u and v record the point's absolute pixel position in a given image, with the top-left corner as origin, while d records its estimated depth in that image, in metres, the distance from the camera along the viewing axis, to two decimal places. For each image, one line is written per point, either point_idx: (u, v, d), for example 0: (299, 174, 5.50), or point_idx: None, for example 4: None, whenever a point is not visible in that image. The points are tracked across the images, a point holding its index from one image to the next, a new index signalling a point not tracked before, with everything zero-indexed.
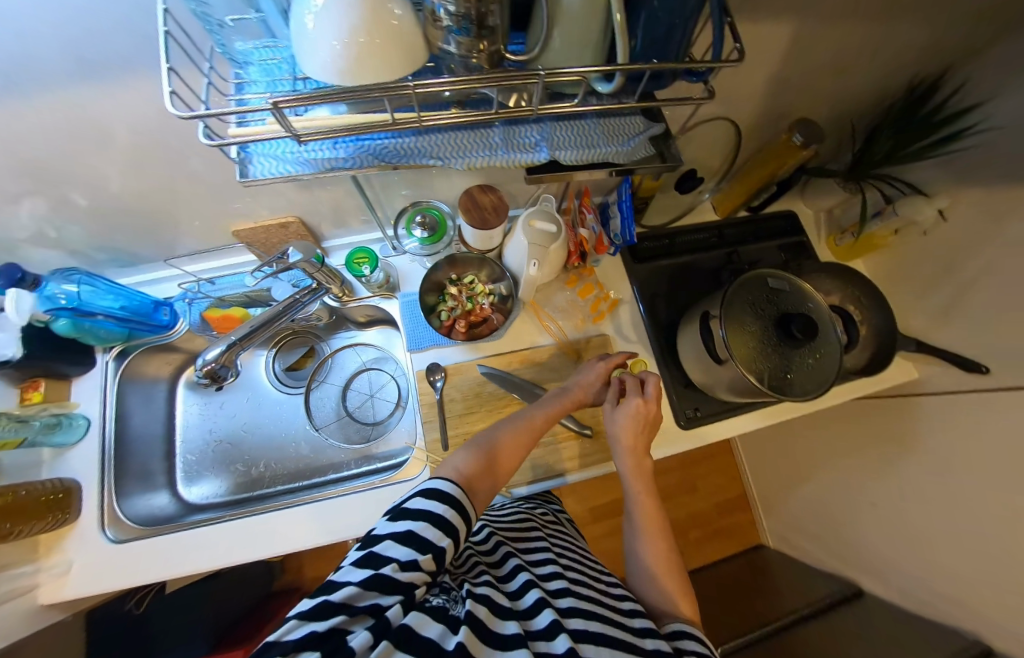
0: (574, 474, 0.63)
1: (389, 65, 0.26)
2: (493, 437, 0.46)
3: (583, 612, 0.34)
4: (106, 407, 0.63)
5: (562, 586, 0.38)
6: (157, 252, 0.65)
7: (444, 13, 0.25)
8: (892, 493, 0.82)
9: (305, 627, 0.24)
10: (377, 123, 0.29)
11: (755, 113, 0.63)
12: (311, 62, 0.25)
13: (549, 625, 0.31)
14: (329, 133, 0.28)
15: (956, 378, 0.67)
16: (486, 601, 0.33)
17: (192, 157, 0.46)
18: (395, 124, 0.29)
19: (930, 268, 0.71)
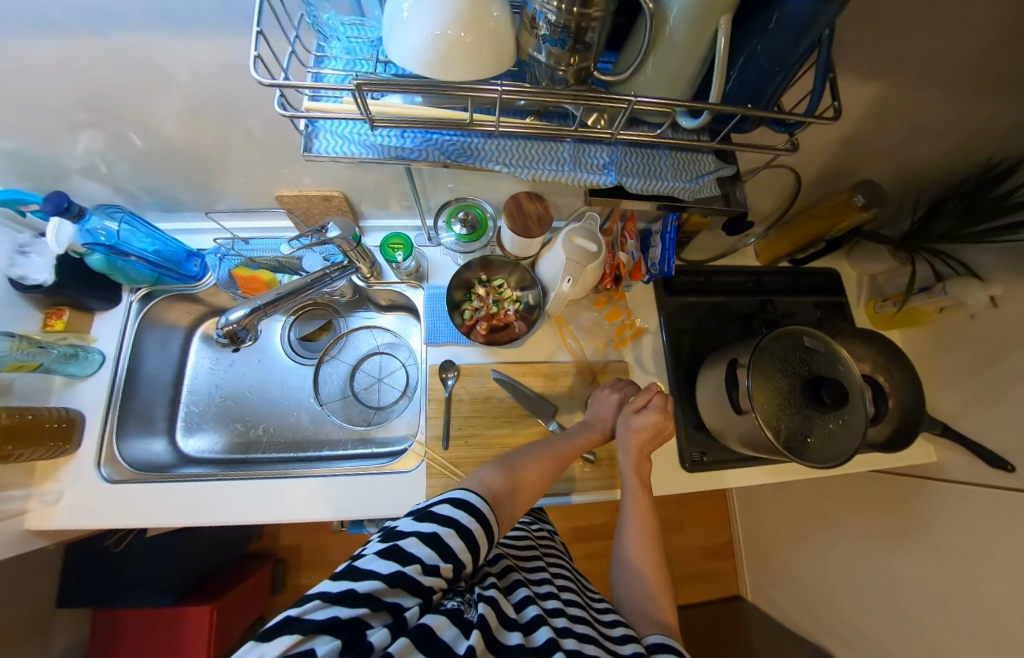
0: (580, 494, 0.61)
1: (477, 63, 0.25)
2: (520, 460, 0.46)
3: (579, 634, 0.34)
4: (122, 346, 0.64)
5: (558, 604, 0.38)
6: (199, 203, 0.65)
7: (544, 21, 0.24)
8: (889, 575, 0.79)
9: (330, 610, 0.24)
10: (452, 121, 0.28)
11: (819, 166, 0.61)
12: (400, 49, 0.25)
13: (548, 641, 0.30)
14: (404, 123, 0.28)
15: (979, 470, 0.65)
16: (492, 603, 0.33)
17: (254, 118, 0.46)
18: (471, 125, 0.28)
19: (970, 353, 0.68)
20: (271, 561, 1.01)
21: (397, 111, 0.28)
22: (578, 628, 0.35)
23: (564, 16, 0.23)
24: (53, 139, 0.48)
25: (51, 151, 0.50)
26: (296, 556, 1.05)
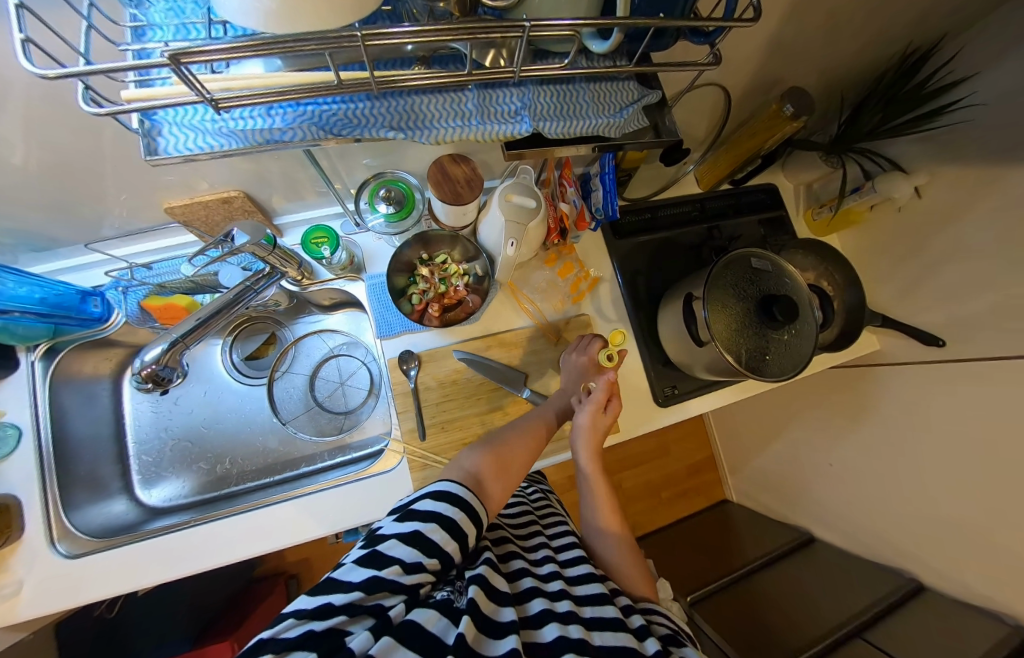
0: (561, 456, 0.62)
1: (337, 7, 0.20)
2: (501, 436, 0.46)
3: (575, 598, 0.35)
4: (40, 414, 0.56)
5: (553, 570, 0.39)
6: (76, 235, 0.55)
7: None
8: (847, 454, 0.89)
9: (303, 626, 0.23)
10: (319, 87, 0.23)
11: (750, 80, 0.59)
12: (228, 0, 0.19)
13: (541, 612, 0.32)
14: (260, 98, 0.23)
15: (915, 349, 0.72)
16: (481, 582, 0.32)
17: (104, 123, 0.38)
18: (341, 86, 0.23)
19: (900, 244, 0.73)
20: (282, 579, 1.00)
21: (239, 82, 0.22)
22: (572, 590, 0.36)
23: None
24: None
25: None
26: (306, 568, 1.03)
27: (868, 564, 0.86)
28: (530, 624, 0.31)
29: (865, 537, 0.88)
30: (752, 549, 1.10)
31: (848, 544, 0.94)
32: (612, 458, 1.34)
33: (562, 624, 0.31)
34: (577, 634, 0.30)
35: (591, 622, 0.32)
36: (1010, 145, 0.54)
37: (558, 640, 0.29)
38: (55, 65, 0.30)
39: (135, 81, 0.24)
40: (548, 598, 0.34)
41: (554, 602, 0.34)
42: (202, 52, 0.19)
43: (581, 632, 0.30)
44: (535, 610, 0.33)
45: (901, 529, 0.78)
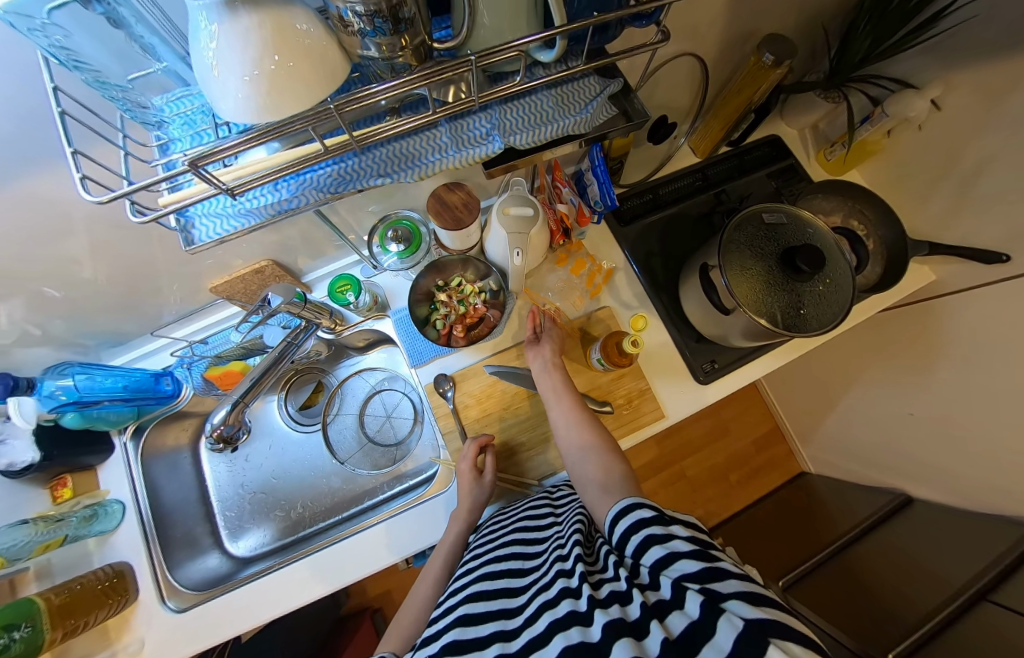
0: None
1: (309, 87, 0.23)
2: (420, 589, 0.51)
3: (568, 572, 0.36)
4: (137, 487, 0.64)
5: (555, 562, 0.39)
6: (143, 325, 0.64)
7: (354, 16, 0.22)
8: (928, 401, 0.80)
9: None
10: (309, 157, 0.26)
11: (721, 42, 0.58)
12: (224, 103, 0.23)
13: (538, 608, 0.33)
14: (264, 178, 0.26)
15: (977, 272, 0.65)
16: (451, 648, 0.31)
17: (152, 230, 0.45)
18: (328, 151, 0.26)
19: (932, 162, 0.66)
20: (368, 613, 1.03)
21: (247, 168, 0.26)
22: (567, 565, 0.37)
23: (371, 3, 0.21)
24: None
25: None
26: (389, 599, 1.08)
27: (982, 520, 0.76)
28: (526, 623, 0.32)
29: (972, 489, 0.78)
30: (839, 521, 1.00)
31: (954, 500, 0.83)
32: (667, 447, 1.28)
33: (552, 609, 0.31)
34: (565, 609, 0.31)
35: (579, 588, 0.33)
36: (1014, 38, 0.50)
37: (549, 626, 0.30)
38: (108, 190, 0.37)
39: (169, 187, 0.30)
40: (547, 589, 0.35)
41: (550, 590, 0.35)
42: (212, 154, 0.23)
43: (570, 605, 0.31)
44: (530, 612, 0.33)
45: (1011, 474, 0.68)
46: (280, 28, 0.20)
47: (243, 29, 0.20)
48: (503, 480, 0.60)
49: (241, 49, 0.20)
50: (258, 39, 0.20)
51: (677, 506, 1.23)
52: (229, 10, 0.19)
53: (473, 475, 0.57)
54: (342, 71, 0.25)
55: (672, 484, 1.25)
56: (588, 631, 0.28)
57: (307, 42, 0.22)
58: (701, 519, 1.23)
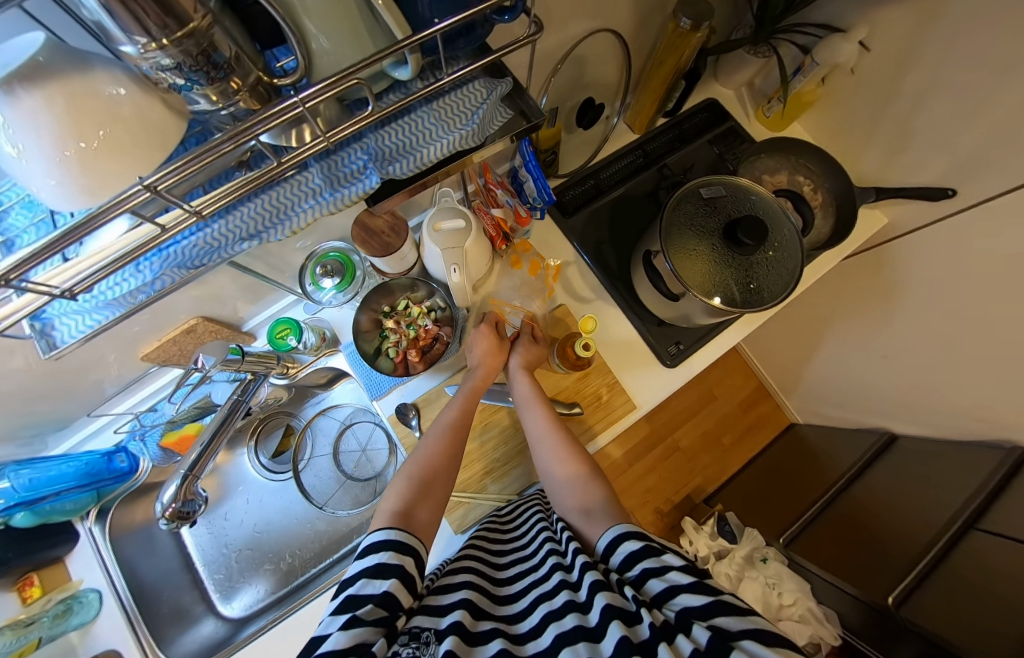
0: None
1: (136, 156, 0.19)
2: (418, 459, 0.46)
3: (573, 584, 0.35)
4: (111, 572, 0.62)
5: (554, 565, 0.39)
6: (80, 407, 0.60)
7: (158, 71, 0.18)
8: (898, 341, 0.81)
9: None
10: (149, 241, 0.24)
11: (636, 13, 0.55)
12: (40, 193, 0.19)
13: (541, 619, 0.33)
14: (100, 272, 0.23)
15: (925, 211, 0.64)
16: (458, 630, 0.31)
17: None
18: (167, 232, 0.24)
19: (869, 105, 0.65)
20: None
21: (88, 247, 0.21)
22: (572, 574, 0.36)
23: (178, 53, 0.17)
24: None
25: None
26: None
27: (965, 449, 0.77)
28: (527, 637, 0.32)
29: (951, 419, 0.79)
30: (831, 467, 1.02)
31: (935, 431, 0.85)
32: (658, 421, 1.29)
33: (557, 622, 0.32)
34: (573, 624, 0.31)
35: (587, 603, 0.32)
36: None
37: (555, 642, 0.30)
38: None
39: (15, 295, 0.25)
40: (548, 597, 0.35)
41: (552, 599, 0.34)
42: (29, 261, 0.20)
43: (576, 619, 0.31)
44: (534, 623, 0.33)
45: (988, 401, 0.69)
46: (76, 93, 0.16)
47: (30, 110, 0.15)
48: (484, 499, 0.59)
49: (22, 134, 0.16)
50: (53, 119, 0.16)
51: (676, 478, 1.25)
52: (2, 92, 0.14)
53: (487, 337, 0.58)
54: (180, 132, 0.22)
55: (667, 460, 1.26)
56: (598, 647, 0.28)
57: (134, 112, 0.18)
58: (700, 487, 1.25)
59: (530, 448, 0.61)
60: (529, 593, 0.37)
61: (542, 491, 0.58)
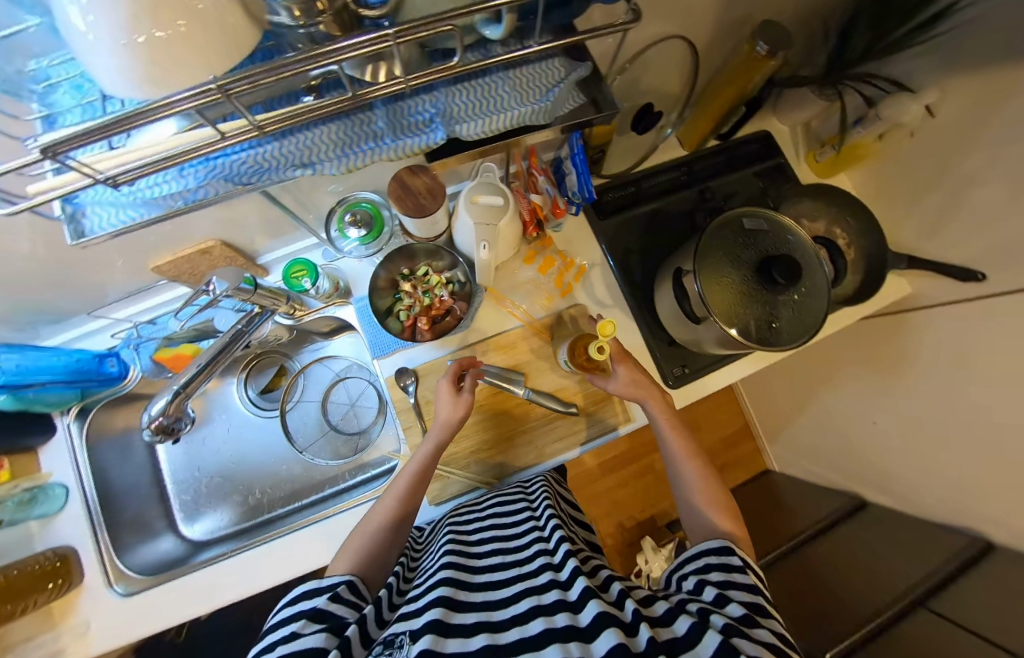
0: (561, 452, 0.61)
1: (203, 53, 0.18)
2: (368, 529, 0.45)
3: (563, 585, 0.34)
4: (81, 470, 0.62)
5: (543, 565, 0.38)
6: (82, 305, 0.59)
7: None
8: (891, 410, 0.82)
9: None
10: (204, 144, 0.23)
11: (716, 27, 0.54)
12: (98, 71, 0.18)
13: (528, 610, 0.31)
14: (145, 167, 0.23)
15: (950, 289, 0.65)
16: (435, 626, 0.29)
17: None
18: (225, 140, 0.23)
19: (920, 172, 0.64)
20: None
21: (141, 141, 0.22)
22: (564, 573, 0.35)
23: None
24: None
25: None
26: None
27: (929, 526, 0.79)
28: (512, 625, 0.30)
29: (922, 494, 0.81)
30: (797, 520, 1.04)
31: (905, 504, 0.87)
32: (640, 440, 1.30)
33: (547, 617, 0.29)
34: (563, 623, 0.29)
35: (579, 604, 0.31)
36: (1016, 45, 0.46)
37: (541, 634, 0.28)
38: None
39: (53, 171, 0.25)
40: (537, 593, 0.33)
41: (542, 596, 0.32)
42: (76, 139, 0.19)
43: (567, 620, 0.29)
44: (519, 611, 0.31)
45: (964, 485, 0.71)
46: None
47: None
48: (463, 476, 0.60)
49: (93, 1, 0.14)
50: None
51: (645, 497, 1.27)
52: None
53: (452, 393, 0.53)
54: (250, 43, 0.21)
55: (640, 478, 1.28)
56: (591, 647, 0.26)
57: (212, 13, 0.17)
58: (666, 510, 1.27)
59: (518, 437, 0.61)
60: (513, 587, 0.35)
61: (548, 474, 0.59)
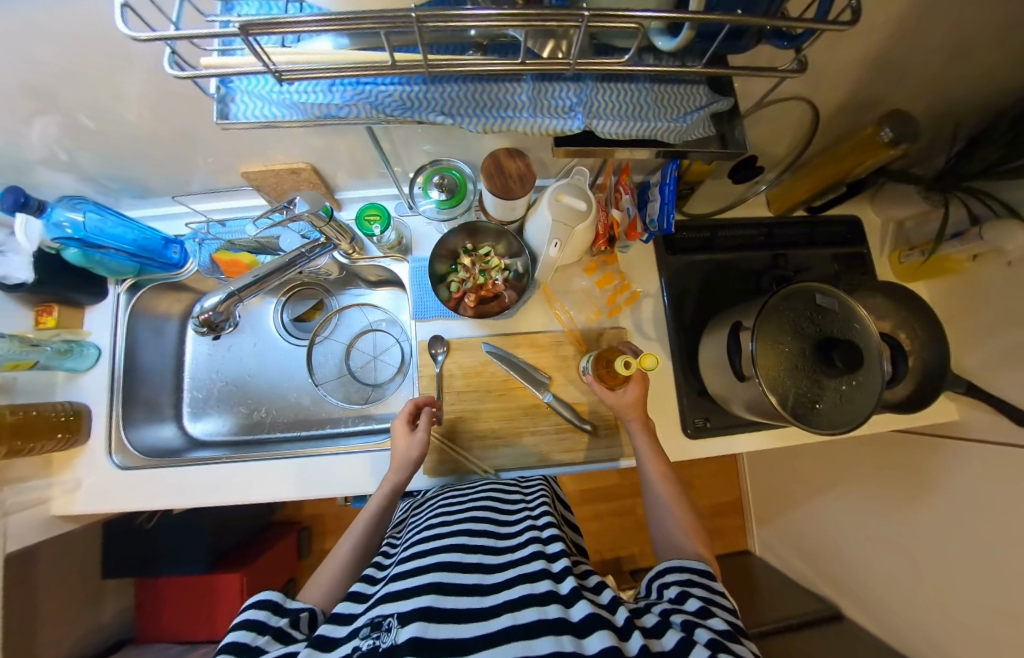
0: (564, 465, 0.60)
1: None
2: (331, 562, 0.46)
3: (555, 575, 0.36)
4: (116, 339, 0.64)
5: (534, 551, 0.40)
6: (167, 188, 0.62)
7: None
8: (898, 533, 0.78)
9: None
10: (375, 65, 0.24)
11: (845, 101, 0.53)
12: None
13: (521, 597, 0.33)
14: (315, 72, 0.24)
15: (1001, 429, 0.61)
16: (426, 613, 0.30)
17: (175, 87, 0.41)
18: (395, 67, 0.24)
19: (1006, 303, 0.62)
20: (296, 529, 1.07)
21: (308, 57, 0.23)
22: (554, 567, 0.37)
23: None
24: (5, 131, 0.46)
25: (5, 142, 0.48)
26: (319, 522, 1.12)
27: None
28: (507, 606, 0.32)
29: (905, 629, 0.77)
30: (764, 612, 1.00)
31: (882, 632, 0.82)
32: (628, 480, 1.27)
33: (539, 607, 0.31)
34: (555, 615, 0.31)
35: (570, 598, 0.33)
36: None
37: (534, 624, 0.30)
38: (147, 29, 0.33)
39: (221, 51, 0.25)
40: (529, 581, 0.35)
41: (534, 584, 0.34)
42: (268, 24, 0.19)
43: (559, 612, 0.31)
44: (511, 597, 0.33)
45: (952, 633, 0.67)
46: None
47: None
48: (464, 458, 0.59)
49: None
50: None
51: (615, 537, 1.25)
52: None
53: (410, 429, 0.55)
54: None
55: (617, 518, 1.26)
56: (582, 643, 0.28)
57: None
58: (632, 557, 1.24)
59: (527, 437, 0.61)
60: (504, 572, 0.37)
61: (547, 480, 0.58)
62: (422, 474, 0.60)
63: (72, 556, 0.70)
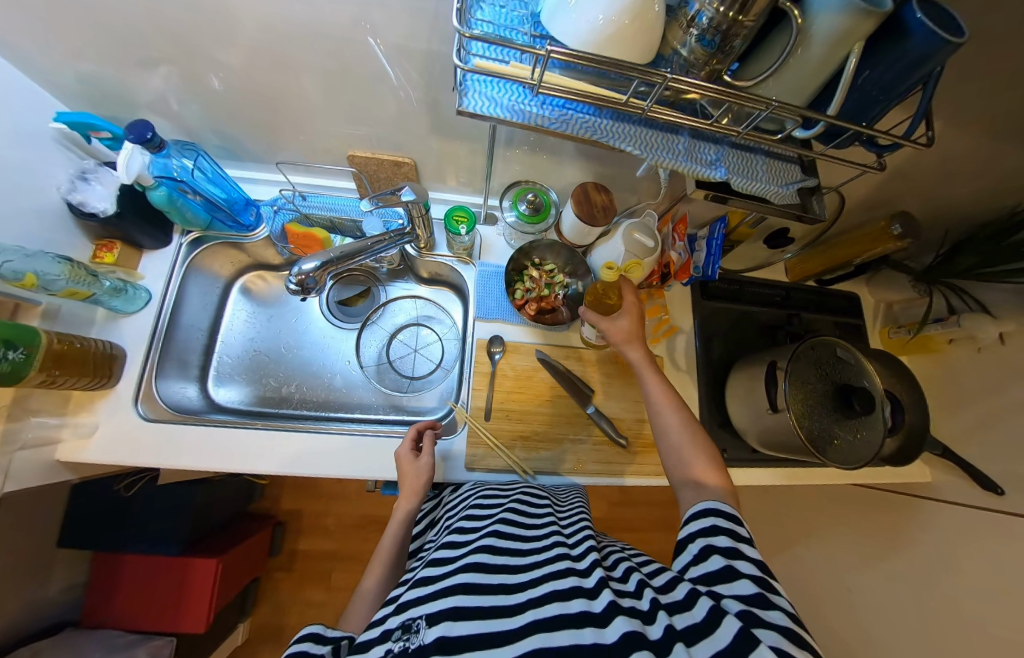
0: (599, 478, 0.62)
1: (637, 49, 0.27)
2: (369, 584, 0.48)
3: (580, 572, 0.36)
4: (169, 287, 0.64)
5: (560, 553, 0.39)
6: (263, 153, 0.66)
7: (701, 22, 0.26)
8: (875, 587, 0.83)
9: None
10: (610, 100, 0.30)
11: (862, 195, 0.65)
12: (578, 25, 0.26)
13: (546, 592, 0.33)
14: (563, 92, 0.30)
15: (970, 494, 0.70)
16: (454, 611, 0.30)
17: (332, 68, 0.46)
18: (626, 105, 0.30)
19: (974, 383, 0.73)
20: (271, 523, 0.99)
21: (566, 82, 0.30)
22: (580, 564, 0.38)
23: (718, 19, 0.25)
24: (132, 71, 0.49)
25: (131, 80, 0.51)
26: (296, 519, 1.04)
27: None
28: (540, 601, 0.32)
29: None
30: None
31: None
32: (617, 513, 1.28)
33: (562, 601, 0.32)
34: (578, 607, 0.31)
35: (593, 592, 0.33)
36: None
37: (557, 616, 0.30)
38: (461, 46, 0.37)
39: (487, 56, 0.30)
40: (558, 576, 0.35)
41: (561, 578, 0.35)
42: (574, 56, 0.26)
43: (583, 605, 0.32)
44: (539, 593, 0.33)
45: None
46: None
47: None
48: (505, 455, 0.60)
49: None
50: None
51: None
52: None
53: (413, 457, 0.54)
54: (644, 60, 0.29)
55: None
56: (603, 632, 0.29)
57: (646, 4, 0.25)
58: None
59: (567, 445, 0.63)
60: (541, 566, 0.37)
61: (575, 486, 0.59)
62: (458, 469, 0.60)
63: (40, 512, 0.63)
